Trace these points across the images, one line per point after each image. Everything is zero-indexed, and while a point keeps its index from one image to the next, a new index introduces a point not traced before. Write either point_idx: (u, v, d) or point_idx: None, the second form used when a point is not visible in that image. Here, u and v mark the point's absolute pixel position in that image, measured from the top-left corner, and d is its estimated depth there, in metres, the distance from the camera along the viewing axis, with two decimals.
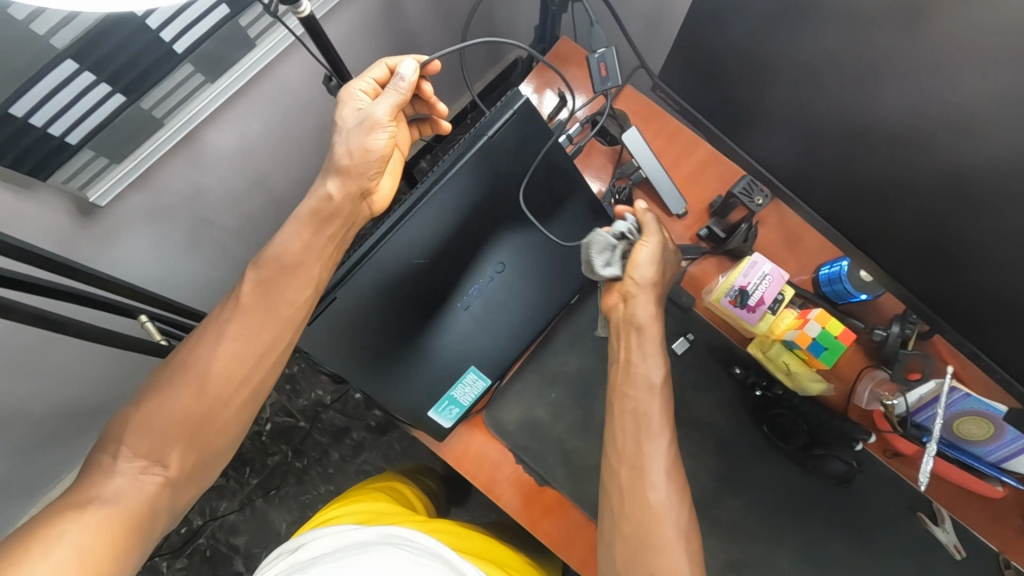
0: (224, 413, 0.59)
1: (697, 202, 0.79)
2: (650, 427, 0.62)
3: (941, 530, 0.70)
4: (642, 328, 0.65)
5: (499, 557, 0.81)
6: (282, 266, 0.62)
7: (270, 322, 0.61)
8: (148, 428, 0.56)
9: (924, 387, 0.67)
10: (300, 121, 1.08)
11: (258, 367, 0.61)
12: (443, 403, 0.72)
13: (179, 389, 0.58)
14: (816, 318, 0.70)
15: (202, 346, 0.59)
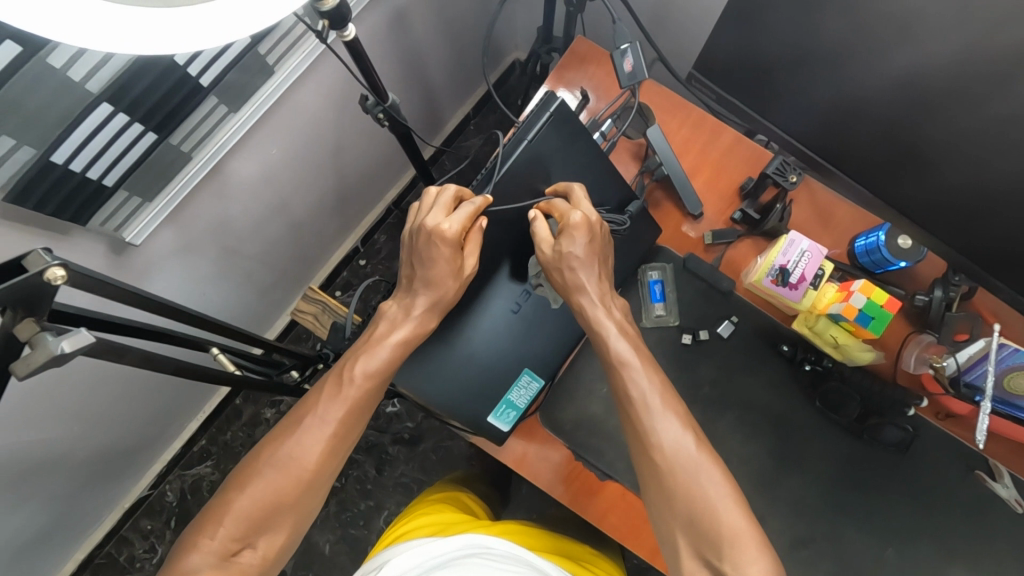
0: (313, 495, 0.61)
1: (727, 187, 0.80)
2: (642, 396, 0.63)
3: (1001, 486, 0.72)
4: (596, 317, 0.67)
5: (563, 553, 0.84)
6: (381, 370, 0.64)
7: (361, 406, 0.64)
8: (244, 511, 0.58)
9: (972, 346, 0.68)
10: (317, 141, 1.09)
11: (344, 451, 0.64)
12: (501, 408, 0.71)
13: (277, 475, 0.60)
14: (860, 289, 0.70)
15: (299, 434, 0.61)
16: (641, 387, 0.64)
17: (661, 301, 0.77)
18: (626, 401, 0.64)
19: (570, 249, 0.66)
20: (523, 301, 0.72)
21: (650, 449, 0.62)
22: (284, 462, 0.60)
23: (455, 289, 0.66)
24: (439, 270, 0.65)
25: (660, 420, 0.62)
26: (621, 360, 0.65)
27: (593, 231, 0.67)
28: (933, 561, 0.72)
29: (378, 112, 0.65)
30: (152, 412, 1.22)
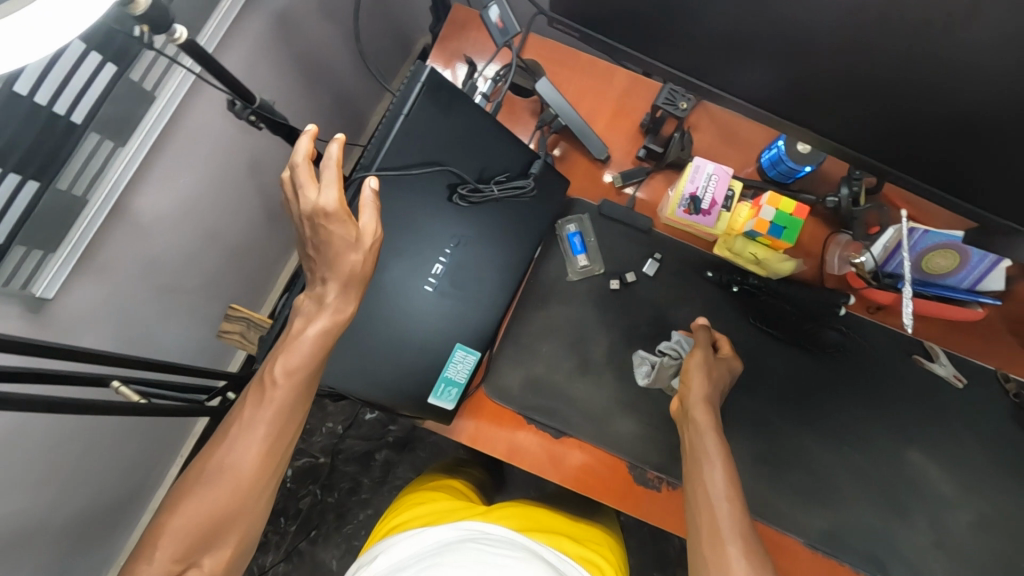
0: (254, 504, 0.60)
1: (630, 127, 0.80)
2: (722, 502, 0.60)
3: (939, 365, 0.73)
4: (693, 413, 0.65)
5: (558, 528, 0.85)
6: (303, 367, 0.61)
7: (290, 407, 0.61)
8: (182, 530, 0.57)
9: (885, 236, 0.71)
10: (228, 162, 1.07)
11: (281, 454, 0.62)
12: (441, 386, 0.70)
13: (210, 488, 0.59)
14: (769, 201, 0.70)
15: (228, 444, 0.60)
16: (717, 483, 0.61)
17: (583, 253, 0.77)
18: (704, 496, 0.61)
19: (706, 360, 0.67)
20: (439, 276, 0.71)
21: (721, 546, 0.59)
22: (217, 475, 0.59)
23: (360, 260, 0.60)
24: (338, 253, 0.59)
25: (734, 521, 0.59)
26: (705, 458, 0.62)
27: (731, 382, 0.70)
28: (894, 450, 0.73)
29: (249, 115, 0.63)
30: (126, 466, 1.20)
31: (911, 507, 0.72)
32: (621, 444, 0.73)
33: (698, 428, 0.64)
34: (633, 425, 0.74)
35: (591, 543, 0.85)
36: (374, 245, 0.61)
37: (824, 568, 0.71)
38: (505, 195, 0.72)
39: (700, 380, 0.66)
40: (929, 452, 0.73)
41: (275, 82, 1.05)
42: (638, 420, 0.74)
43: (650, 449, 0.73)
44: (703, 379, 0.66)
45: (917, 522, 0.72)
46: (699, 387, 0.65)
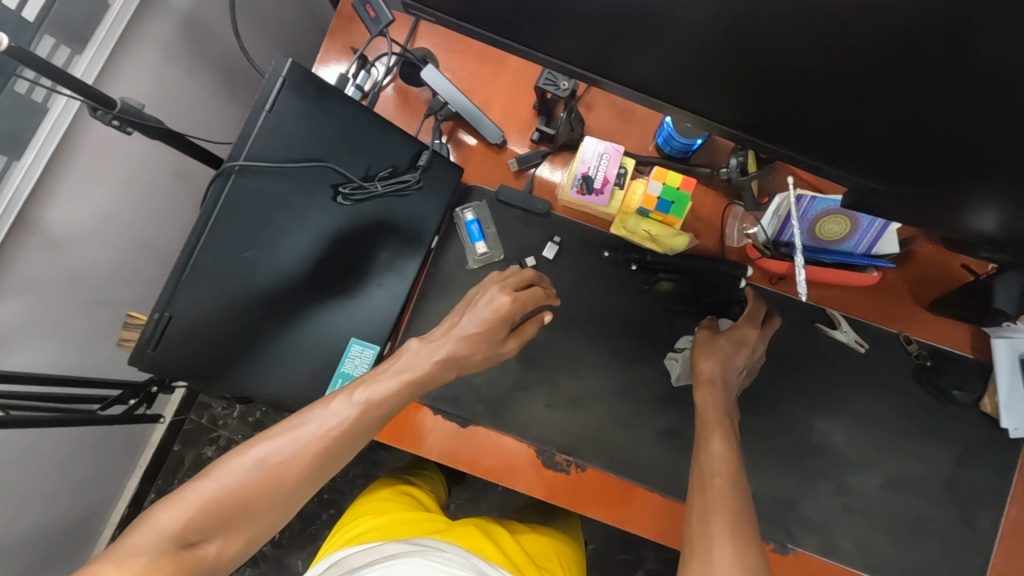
0: (286, 501, 0.57)
1: (526, 110, 0.79)
2: (715, 480, 0.60)
3: (841, 332, 0.73)
4: (704, 390, 0.66)
5: (511, 544, 0.84)
6: (385, 400, 0.61)
7: (372, 424, 0.61)
8: (211, 502, 0.53)
9: (774, 205, 0.70)
10: (151, 171, 1.06)
11: (332, 466, 0.59)
12: (338, 382, 0.69)
13: (256, 472, 0.56)
14: (656, 176, 0.70)
15: (289, 437, 0.58)
16: (713, 465, 0.61)
17: (482, 240, 0.76)
18: (701, 477, 0.61)
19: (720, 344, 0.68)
20: (324, 272, 0.67)
21: (707, 530, 0.57)
22: (264, 461, 0.56)
23: (482, 355, 0.67)
24: (489, 356, 0.68)
25: (728, 505, 0.58)
26: (705, 440, 0.63)
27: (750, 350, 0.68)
28: (801, 420, 0.73)
29: (112, 120, 0.62)
30: (76, 482, 1.20)
31: (820, 475, 0.71)
32: (527, 430, 0.73)
33: (703, 411, 0.66)
34: (538, 409, 0.74)
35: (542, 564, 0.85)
36: (500, 356, 0.69)
37: None
38: (390, 192, 0.68)
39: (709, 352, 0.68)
40: (836, 418, 0.72)
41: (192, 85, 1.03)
42: (544, 404, 0.74)
43: (557, 431, 0.73)
44: (711, 360, 0.67)
45: (827, 489, 0.71)
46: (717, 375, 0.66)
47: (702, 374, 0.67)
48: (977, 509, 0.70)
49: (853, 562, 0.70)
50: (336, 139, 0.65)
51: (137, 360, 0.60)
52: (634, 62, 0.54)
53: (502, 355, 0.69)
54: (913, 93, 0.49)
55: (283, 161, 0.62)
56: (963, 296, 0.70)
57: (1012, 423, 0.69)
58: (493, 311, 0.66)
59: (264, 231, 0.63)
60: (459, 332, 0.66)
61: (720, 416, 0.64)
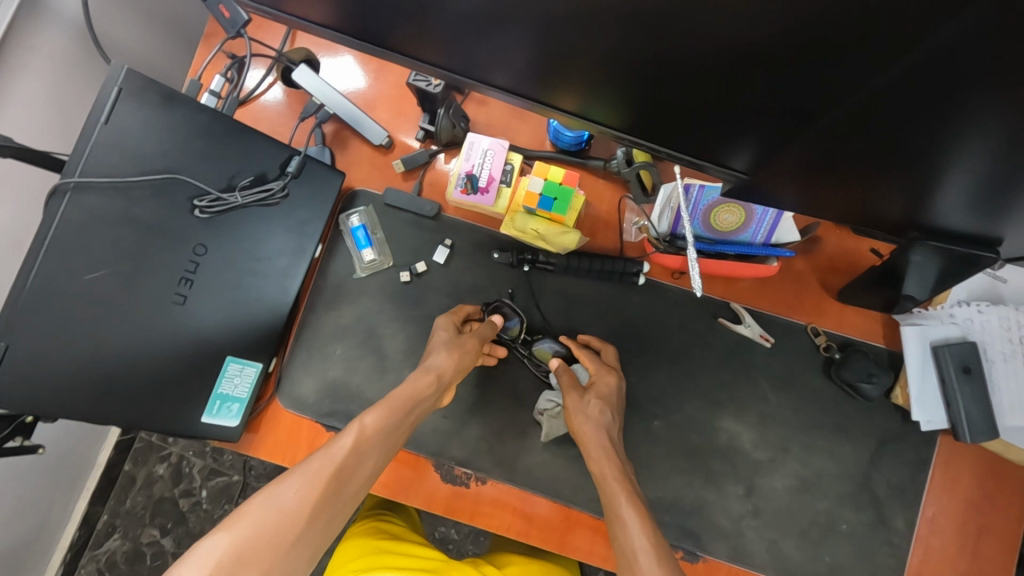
0: (311, 537, 0.52)
1: (412, 108, 0.76)
2: (639, 556, 0.54)
3: (744, 326, 0.69)
4: (601, 461, 0.62)
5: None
6: (389, 423, 0.60)
7: (381, 443, 0.60)
8: (233, 548, 0.48)
9: (664, 194, 0.66)
10: None
11: (348, 498, 0.57)
12: (217, 404, 0.67)
13: (275, 511, 0.51)
14: (536, 172, 0.67)
15: (302, 471, 0.55)
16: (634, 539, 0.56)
17: (369, 247, 0.72)
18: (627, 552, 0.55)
19: (586, 402, 0.64)
20: (188, 289, 0.64)
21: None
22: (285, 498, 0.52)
23: (465, 359, 0.66)
24: (467, 363, 0.66)
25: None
26: (618, 517, 0.58)
27: (615, 400, 0.66)
28: (706, 420, 0.70)
29: None
30: (14, 509, 1.18)
31: (727, 477, 0.68)
32: (422, 443, 0.70)
33: (603, 484, 0.60)
34: (433, 421, 0.71)
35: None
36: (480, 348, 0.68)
37: None
38: (252, 202, 0.65)
39: (575, 404, 0.64)
40: (742, 418, 0.69)
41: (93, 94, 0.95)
42: (439, 416, 0.71)
43: (454, 444, 0.70)
44: (584, 421, 0.63)
45: (735, 492, 0.68)
46: (586, 437, 0.63)
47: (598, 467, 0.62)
48: (889, 508, 0.67)
49: (763, 568, 0.66)
50: (191, 149, 0.62)
51: None
52: (475, 55, 0.51)
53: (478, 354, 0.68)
54: (758, 76, 0.45)
55: (127, 175, 0.59)
56: (867, 284, 0.67)
57: (924, 416, 0.65)
58: (446, 324, 0.68)
59: (114, 249, 0.60)
60: (431, 358, 0.65)
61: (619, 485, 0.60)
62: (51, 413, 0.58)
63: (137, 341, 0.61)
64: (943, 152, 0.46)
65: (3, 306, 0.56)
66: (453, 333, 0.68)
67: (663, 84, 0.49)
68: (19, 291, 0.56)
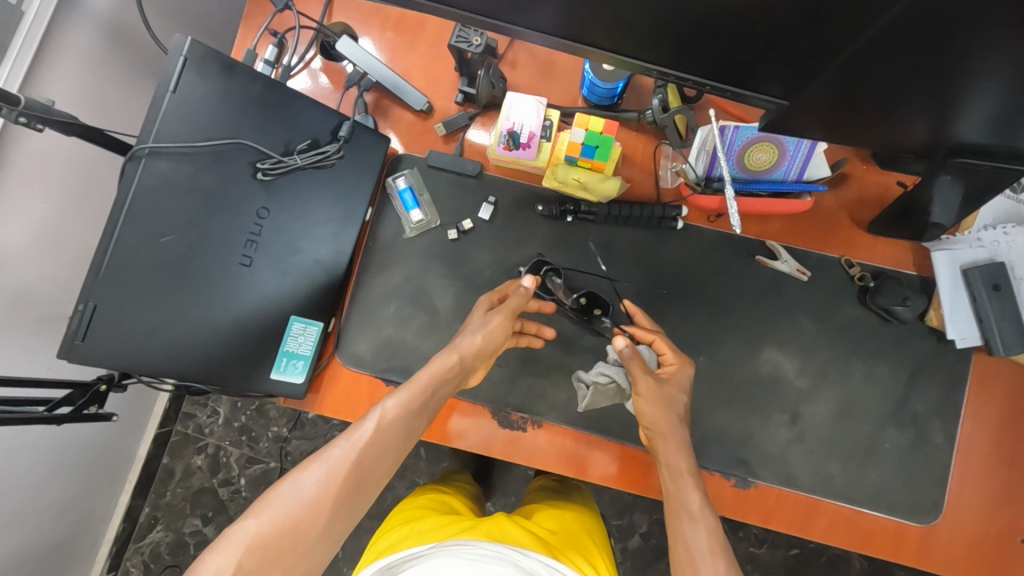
0: (333, 526, 0.55)
1: (449, 73, 0.78)
2: (703, 556, 0.56)
3: (781, 262, 0.72)
4: (677, 466, 0.63)
5: (545, 534, 0.79)
6: (409, 409, 0.62)
7: (400, 431, 0.61)
8: (258, 541, 0.52)
9: (699, 138, 0.69)
10: (78, 172, 0.99)
11: (370, 484, 0.59)
12: (284, 361, 0.70)
13: (298, 501, 0.54)
14: (577, 123, 0.70)
15: (321, 459, 0.57)
16: (693, 539, 0.58)
17: (416, 208, 0.75)
18: (687, 548, 0.58)
19: (664, 391, 0.65)
20: (254, 252, 0.66)
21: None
22: (305, 489, 0.55)
23: (484, 341, 0.67)
24: (491, 344, 0.68)
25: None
26: (688, 513, 0.60)
27: (686, 393, 0.67)
28: (750, 353, 0.73)
29: (20, 117, 0.61)
30: (63, 500, 1.21)
31: (773, 407, 0.71)
32: (478, 392, 0.73)
33: (676, 478, 0.63)
34: (487, 370, 0.74)
35: (577, 542, 0.80)
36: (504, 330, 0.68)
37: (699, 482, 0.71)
38: (310, 164, 0.67)
39: (650, 391, 0.64)
40: (785, 350, 0.72)
41: (127, 83, 0.99)
42: (492, 366, 0.74)
43: (509, 391, 0.73)
44: (660, 408, 0.64)
45: (781, 420, 0.71)
46: (659, 426, 0.64)
47: (677, 470, 0.63)
48: (929, 426, 0.70)
49: (812, 491, 0.70)
50: (249, 116, 0.65)
51: (66, 353, 0.58)
52: (527, 4, 0.54)
53: (502, 337, 0.69)
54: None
55: (194, 140, 0.61)
56: (898, 214, 0.70)
57: (958, 333, 0.68)
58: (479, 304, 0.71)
59: (185, 214, 0.62)
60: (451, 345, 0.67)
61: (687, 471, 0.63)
62: (135, 371, 0.61)
63: (208, 302, 0.64)
64: (976, 66, 0.49)
65: (89, 271, 0.58)
66: (485, 313, 0.69)
67: (710, 15, 0.51)
68: (99, 257, 0.59)
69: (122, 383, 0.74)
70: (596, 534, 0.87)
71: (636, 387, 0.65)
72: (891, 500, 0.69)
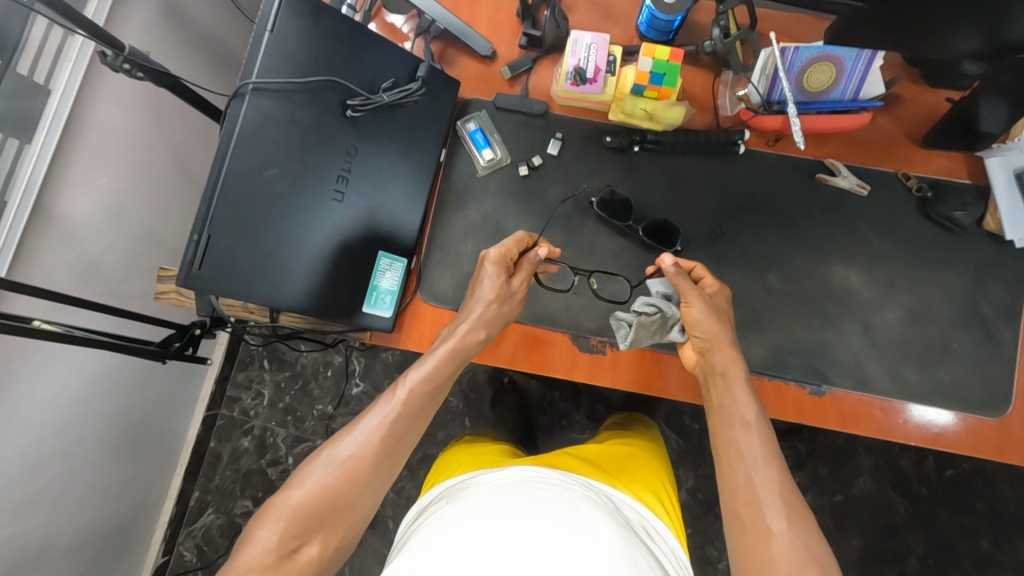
0: (367, 489, 0.62)
1: (511, 19, 0.82)
2: (757, 465, 0.61)
3: (841, 178, 0.76)
4: (728, 377, 0.65)
5: (603, 462, 0.78)
6: (432, 379, 0.66)
7: (425, 401, 0.66)
8: (301, 507, 0.59)
9: (762, 61, 0.73)
10: (142, 145, 1.01)
11: (396, 452, 0.65)
12: (373, 295, 0.72)
13: (334, 467, 0.61)
14: (644, 53, 0.72)
15: (352, 433, 0.64)
16: (749, 450, 0.62)
17: (488, 146, 0.78)
18: (741, 457, 0.62)
19: (712, 304, 0.68)
20: (345, 187, 0.70)
21: (760, 516, 0.58)
22: (339, 460, 0.62)
23: (501, 308, 0.69)
24: (512, 310, 0.71)
25: (776, 487, 0.60)
26: (741, 422, 0.63)
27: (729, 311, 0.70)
28: (816, 266, 0.76)
29: (123, 64, 0.64)
30: (125, 479, 1.22)
31: (842, 315, 0.75)
32: (557, 319, 0.76)
33: (729, 389, 0.65)
34: (565, 298, 0.77)
35: (639, 468, 0.79)
36: (522, 297, 0.71)
37: (776, 391, 0.74)
38: (394, 101, 0.71)
39: (700, 301, 0.67)
40: (850, 262, 0.76)
41: (187, 58, 1.02)
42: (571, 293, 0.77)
43: (588, 317, 0.76)
44: (713, 321, 0.66)
45: (852, 328, 0.74)
46: (713, 337, 0.66)
47: (731, 380, 0.65)
48: (994, 324, 0.73)
49: (887, 392, 0.73)
50: (338, 58, 0.68)
51: (187, 275, 0.63)
52: None
53: (518, 296, 0.71)
54: None
55: (292, 78, 0.65)
56: (953, 123, 0.73)
57: (1016, 233, 0.72)
58: (489, 263, 0.70)
59: (285, 147, 0.66)
60: (471, 304, 0.69)
61: (739, 375, 0.65)
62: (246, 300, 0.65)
63: (307, 233, 0.68)
64: None
65: (204, 201, 0.63)
66: (504, 281, 0.69)
67: None
68: (211, 190, 0.63)
69: (213, 329, 0.76)
70: (661, 464, 0.86)
71: (682, 300, 0.67)
72: (963, 395, 0.72)
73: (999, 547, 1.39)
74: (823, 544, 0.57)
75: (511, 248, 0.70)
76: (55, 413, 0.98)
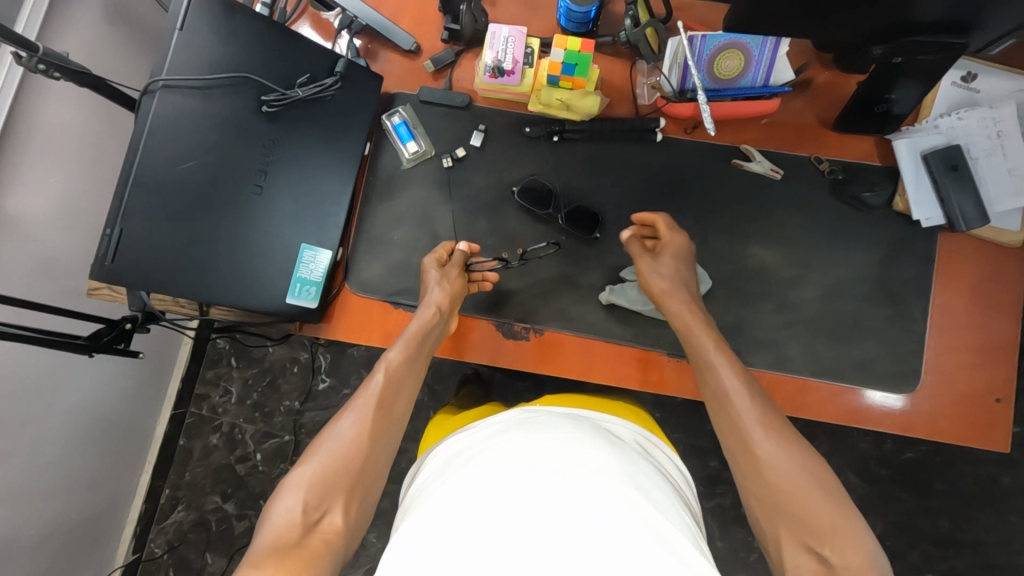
0: (376, 453, 0.62)
1: (432, 14, 0.83)
2: (732, 396, 0.63)
3: (755, 163, 0.78)
4: (688, 325, 0.68)
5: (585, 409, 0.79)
6: (409, 348, 0.69)
7: (409, 367, 0.69)
8: (314, 478, 0.59)
9: (671, 48, 0.75)
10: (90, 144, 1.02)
11: (395, 415, 0.66)
12: (296, 286, 0.73)
13: (340, 439, 0.62)
14: (556, 44, 0.75)
15: (350, 407, 0.65)
16: (726, 386, 0.64)
17: (412, 139, 0.80)
18: (720, 399, 0.64)
19: (660, 261, 0.72)
20: (264, 180, 0.72)
21: (754, 447, 0.59)
22: (342, 431, 0.62)
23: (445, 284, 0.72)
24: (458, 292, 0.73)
25: (756, 413, 0.61)
26: (708, 366, 0.66)
27: (687, 259, 0.73)
28: (734, 249, 0.78)
29: (38, 65, 0.66)
30: (91, 476, 1.24)
31: (758, 296, 0.77)
32: (481, 305, 0.78)
33: (689, 335, 0.68)
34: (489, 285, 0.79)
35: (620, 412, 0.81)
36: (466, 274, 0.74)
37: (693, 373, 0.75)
38: (310, 96, 0.73)
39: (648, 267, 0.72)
40: (768, 244, 0.78)
41: (132, 59, 1.04)
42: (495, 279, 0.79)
43: (511, 302, 0.78)
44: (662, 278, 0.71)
45: (769, 308, 0.76)
46: (668, 293, 0.71)
47: (689, 331, 0.68)
48: (904, 302, 0.75)
49: (802, 370, 0.74)
50: (252, 56, 0.70)
51: (101, 269, 0.65)
52: None
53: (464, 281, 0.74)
54: None
55: (203, 74, 0.68)
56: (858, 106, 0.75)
57: (923, 214, 0.74)
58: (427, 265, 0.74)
59: (200, 142, 0.68)
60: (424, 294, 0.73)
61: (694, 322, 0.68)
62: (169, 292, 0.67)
63: (226, 224, 0.70)
64: None
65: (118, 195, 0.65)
66: (440, 270, 0.73)
67: None
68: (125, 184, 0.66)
69: (146, 324, 0.78)
70: None
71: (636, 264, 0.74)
72: (876, 371, 0.74)
73: (959, 527, 1.40)
74: (812, 449, 0.59)
75: (442, 252, 0.75)
76: (12, 410, 0.99)
